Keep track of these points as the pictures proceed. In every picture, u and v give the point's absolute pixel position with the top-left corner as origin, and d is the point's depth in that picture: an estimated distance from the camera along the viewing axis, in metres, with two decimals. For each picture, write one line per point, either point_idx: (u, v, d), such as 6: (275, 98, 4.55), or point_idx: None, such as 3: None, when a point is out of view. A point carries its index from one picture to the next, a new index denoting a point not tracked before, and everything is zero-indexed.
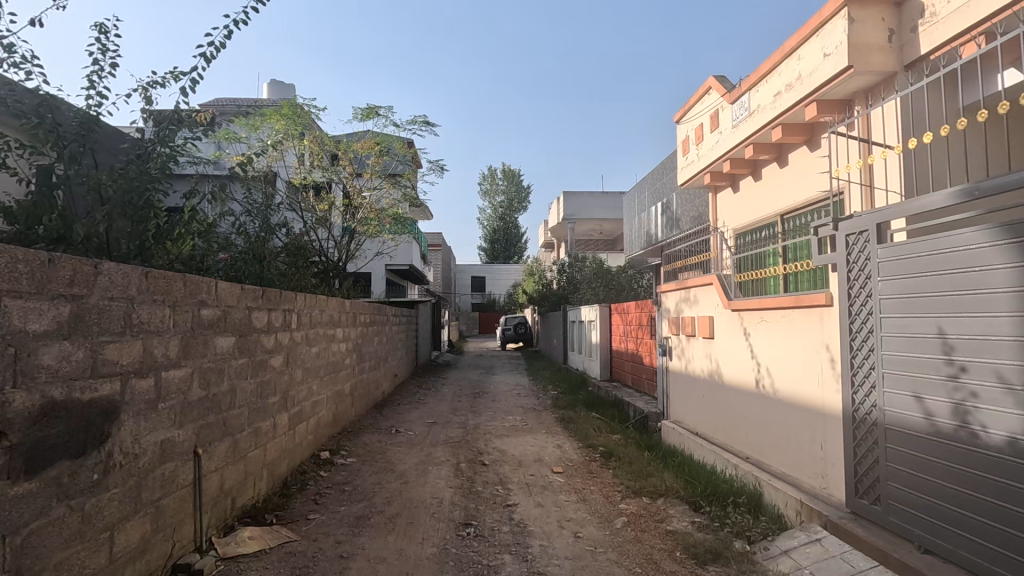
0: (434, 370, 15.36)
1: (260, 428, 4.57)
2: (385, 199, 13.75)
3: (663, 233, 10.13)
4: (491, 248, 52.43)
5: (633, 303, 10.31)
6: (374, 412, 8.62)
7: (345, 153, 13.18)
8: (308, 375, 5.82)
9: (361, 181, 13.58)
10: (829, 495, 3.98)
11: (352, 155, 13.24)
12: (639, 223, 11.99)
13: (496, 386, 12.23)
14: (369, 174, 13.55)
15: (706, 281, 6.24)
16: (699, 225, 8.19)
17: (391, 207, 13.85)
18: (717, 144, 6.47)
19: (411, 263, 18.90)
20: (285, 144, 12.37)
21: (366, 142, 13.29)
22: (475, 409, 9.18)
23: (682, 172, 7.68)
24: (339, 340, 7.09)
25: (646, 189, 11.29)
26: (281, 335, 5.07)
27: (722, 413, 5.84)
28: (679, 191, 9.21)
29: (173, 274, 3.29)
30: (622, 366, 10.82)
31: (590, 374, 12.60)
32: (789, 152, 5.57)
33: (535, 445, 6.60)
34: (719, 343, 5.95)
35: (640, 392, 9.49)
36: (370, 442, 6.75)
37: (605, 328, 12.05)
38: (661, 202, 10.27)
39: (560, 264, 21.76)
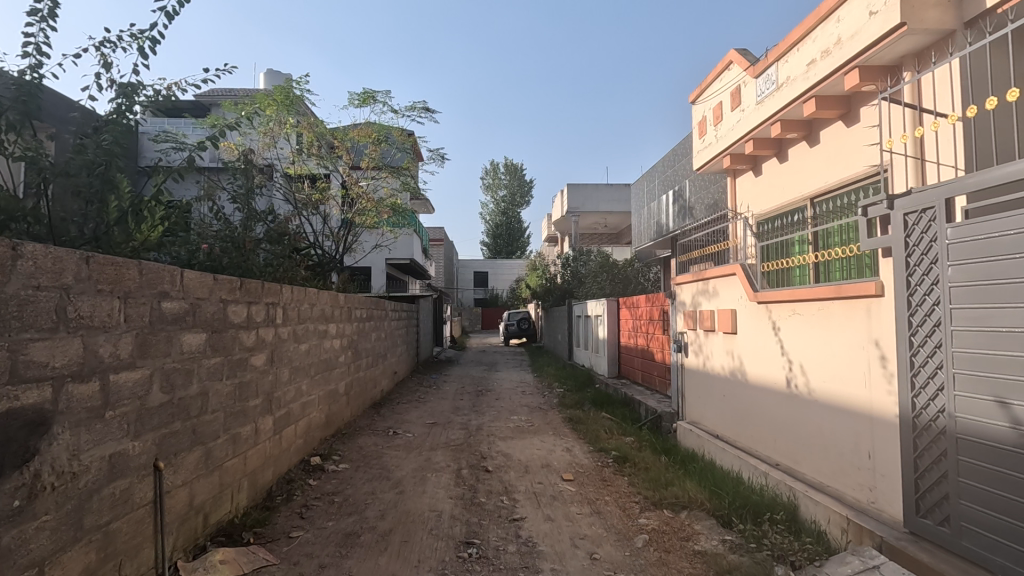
0: (435, 367, 14.91)
1: (239, 435, 4.12)
2: (383, 189, 13.28)
3: (674, 223, 9.65)
4: (494, 243, 51.94)
5: (643, 297, 9.84)
6: (371, 412, 8.18)
7: (341, 142, 12.71)
8: (296, 374, 5.37)
9: (359, 170, 13.10)
10: (879, 511, 3.51)
11: (349, 144, 12.78)
12: (648, 213, 11.48)
13: (499, 383, 11.78)
14: (366, 163, 13.06)
15: (728, 272, 5.75)
16: (715, 213, 7.70)
17: (390, 197, 13.39)
18: (739, 123, 5.97)
19: (411, 258, 18.40)
20: (278, 131, 11.89)
21: (364, 130, 12.80)
22: (478, 408, 8.73)
23: (698, 156, 7.18)
24: (332, 337, 6.64)
25: (657, 178, 10.80)
26: (264, 331, 4.61)
27: (745, 415, 5.38)
28: (694, 177, 8.70)
29: (125, 261, 2.83)
30: (632, 363, 10.34)
31: (598, 371, 12.14)
32: (821, 129, 5.09)
33: (542, 448, 6.15)
34: (743, 339, 5.47)
35: (651, 390, 9.02)
36: (366, 445, 6.31)
37: (614, 323, 11.57)
38: (672, 190, 9.80)
39: (565, 258, 21.26)
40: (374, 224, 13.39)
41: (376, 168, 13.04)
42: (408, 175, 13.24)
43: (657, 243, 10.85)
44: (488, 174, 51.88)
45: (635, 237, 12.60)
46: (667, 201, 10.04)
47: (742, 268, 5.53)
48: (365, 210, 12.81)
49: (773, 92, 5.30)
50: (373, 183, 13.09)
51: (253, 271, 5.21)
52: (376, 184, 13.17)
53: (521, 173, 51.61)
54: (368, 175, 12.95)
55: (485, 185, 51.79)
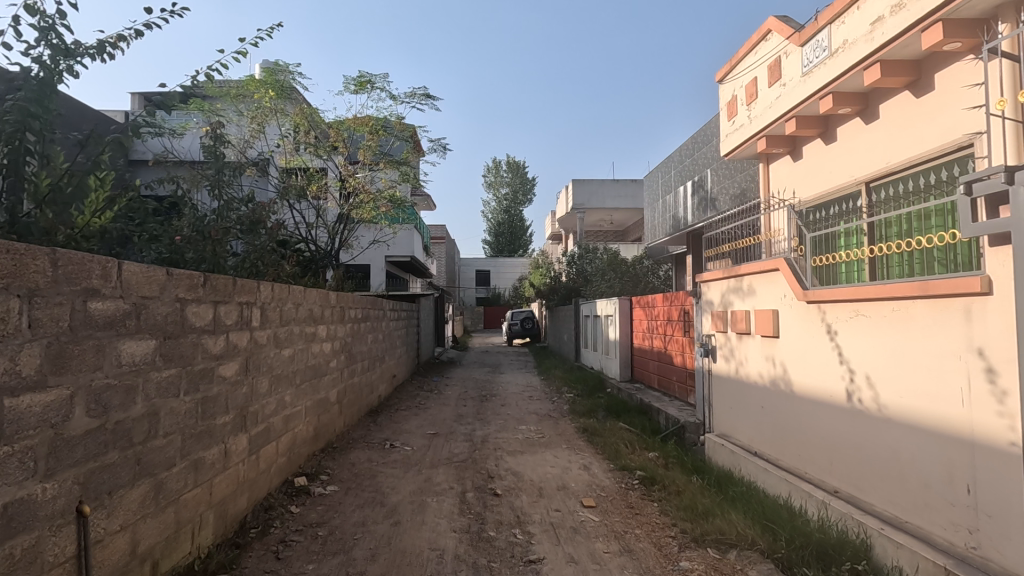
0: (436, 369, 14.24)
1: (202, 460, 3.46)
2: (381, 180, 12.51)
3: (694, 217, 8.97)
4: (496, 242, 51.28)
5: (659, 296, 9.17)
6: (367, 421, 7.52)
7: (337, 131, 11.98)
8: (277, 384, 4.70)
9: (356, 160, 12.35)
10: (984, 560, 2.84)
11: (345, 133, 12.04)
12: (662, 206, 10.81)
13: (504, 388, 11.11)
14: (365, 153, 12.28)
15: (768, 268, 5.07)
16: (741, 205, 7.06)
17: (389, 189, 12.63)
18: (780, 99, 5.30)
19: (411, 255, 17.75)
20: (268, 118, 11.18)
21: (360, 118, 12.02)
22: (483, 417, 8.07)
23: (727, 141, 6.53)
24: (322, 340, 5.97)
25: (672, 169, 10.14)
26: (237, 335, 3.95)
27: (790, 431, 4.70)
28: (717, 166, 8.03)
29: (31, 249, 2.16)
30: (648, 367, 9.65)
31: (608, 374, 11.47)
32: (881, 103, 4.48)
33: (556, 466, 5.47)
34: (787, 344, 4.79)
35: (670, 397, 8.36)
36: (359, 461, 5.64)
37: (626, 324, 10.88)
38: (691, 181, 9.12)
39: (570, 255, 20.60)
40: (372, 218, 12.68)
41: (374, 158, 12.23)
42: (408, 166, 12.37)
43: (673, 238, 10.17)
44: (490, 171, 51.22)
45: (647, 232, 11.94)
46: (685, 193, 9.37)
47: (786, 262, 4.83)
48: (361, 204, 12.04)
49: (825, 61, 4.64)
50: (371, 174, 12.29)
51: (229, 264, 4.57)
52: (373, 176, 12.39)
53: (523, 170, 50.97)
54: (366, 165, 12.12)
55: (486, 183, 51.13)
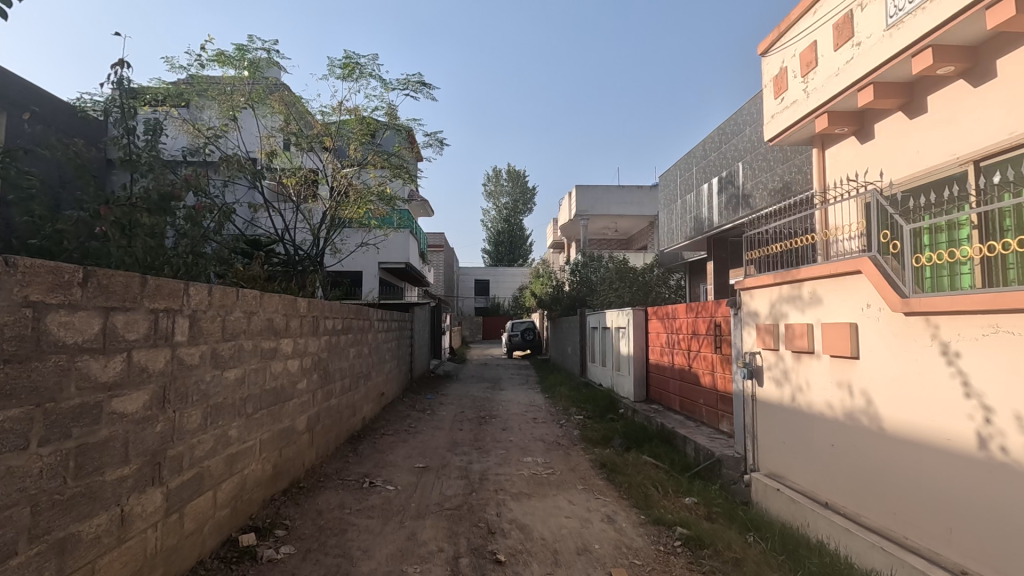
0: (430, 385, 13.14)
1: (76, 536, 2.39)
2: (370, 176, 11.45)
3: (721, 218, 7.96)
4: (495, 251, 50.32)
5: (682, 306, 8.12)
6: (346, 450, 6.44)
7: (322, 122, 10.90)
8: (217, 416, 3.63)
9: (343, 155, 11.29)
10: None
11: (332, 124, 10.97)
12: (681, 208, 9.82)
13: (505, 407, 10.04)
14: (354, 148, 11.22)
15: (842, 271, 4.02)
16: (785, 200, 6.07)
17: (380, 185, 11.56)
18: (852, 63, 4.30)
19: (406, 261, 16.71)
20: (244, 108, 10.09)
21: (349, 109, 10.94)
22: (482, 445, 7.00)
23: (772, 123, 5.54)
24: (286, 356, 4.91)
25: (693, 166, 9.16)
26: (148, 354, 2.89)
27: (879, 480, 3.66)
28: (752, 159, 7.03)
29: None
30: (668, 388, 8.56)
31: (620, 392, 10.41)
32: (1000, 56, 3.49)
33: (572, 516, 4.40)
34: (871, 368, 3.76)
35: (696, 422, 7.30)
36: (328, 508, 4.55)
37: (641, 337, 9.82)
38: (717, 178, 8.13)
39: (574, 263, 19.63)
40: (361, 217, 11.68)
41: (363, 153, 11.15)
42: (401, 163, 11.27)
43: (694, 242, 9.17)
44: (490, 179, 50.43)
45: (662, 238, 10.92)
46: (710, 191, 8.38)
47: (871, 261, 3.73)
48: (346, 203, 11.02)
49: (925, 4, 3.61)
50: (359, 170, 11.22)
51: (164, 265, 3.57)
52: (361, 173, 11.35)
53: (523, 179, 50.18)
54: (354, 161, 11.06)
55: (486, 191, 50.31)
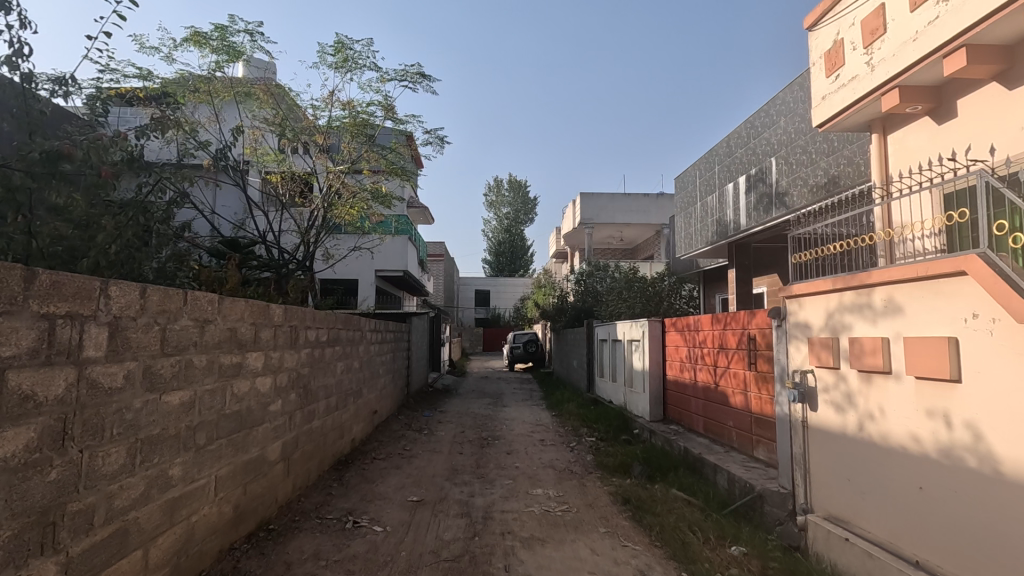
0: (428, 400, 12.33)
1: None
2: (365, 175, 10.66)
3: (750, 220, 7.22)
4: (496, 261, 49.61)
5: (706, 317, 7.37)
6: (329, 480, 5.63)
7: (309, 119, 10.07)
8: (151, 452, 2.85)
9: (336, 152, 10.56)
10: None
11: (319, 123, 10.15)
12: (700, 211, 9.09)
13: (510, 427, 9.22)
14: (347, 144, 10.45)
15: (938, 273, 3.25)
16: (832, 195, 5.34)
17: (375, 184, 10.77)
18: (937, 23, 3.59)
19: (405, 269, 15.98)
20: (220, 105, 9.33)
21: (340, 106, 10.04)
22: (485, 473, 6.19)
23: (823, 105, 4.83)
24: (255, 373, 4.13)
25: (714, 166, 8.45)
26: (38, 377, 2.12)
27: (997, 541, 2.88)
28: (789, 152, 6.30)
29: None
30: (691, 407, 7.78)
31: (634, 410, 9.61)
32: None
33: (597, 572, 3.59)
34: (981, 396, 2.99)
35: (726, 447, 6.50)
36: (300, 560, 3.74)
37: (658, 351, 9.06)
38: (744, 176, 7.41)
39: (580, 273, 18.90)
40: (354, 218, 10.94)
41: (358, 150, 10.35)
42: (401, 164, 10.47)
43: (717, 247, 8.43)
44: (491, 189, 49.84)
45: (678, 244, 10.18)
46: (736, 191, 7.65)
47: (980, 258, 2.98)
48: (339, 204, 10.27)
49: None
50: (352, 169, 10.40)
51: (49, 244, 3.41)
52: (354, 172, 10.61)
53: (525, 189, 49.61)
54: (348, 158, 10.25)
55: (487, 201, 49.69)
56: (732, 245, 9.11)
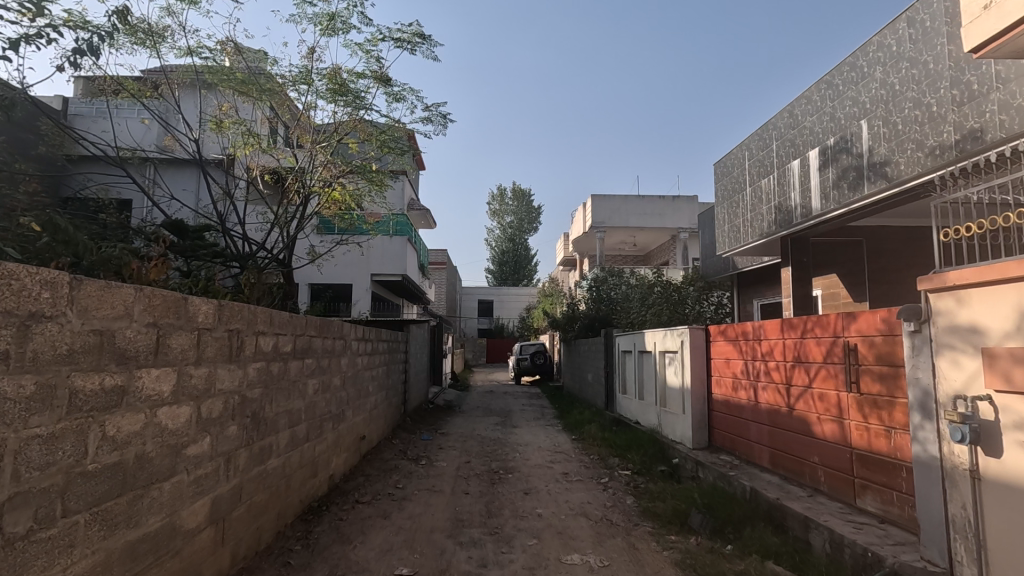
0: (429, 420, 10.86)
1: None
2: (352, 149, 9.42)
3: (827, 202, 5.81)
4: (499, 270, 48.25)
5: (773, 323, 5.96)
6: (291, 542, 4.16)
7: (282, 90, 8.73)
8: None
9: (320, 129, 9.36)
10: None
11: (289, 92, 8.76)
12: (749, 198, 7.70)
13: (525, 455, 7.75)
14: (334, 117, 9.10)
15: None
16: (977, 157, 3.93)
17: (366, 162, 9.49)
18: None
19: (404, 273, 14.62)
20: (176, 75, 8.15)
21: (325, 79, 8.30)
22: (502, 526, 4.71)
23: (976, 27, 3.42)
24: (159, 401, 2.70)
25: (770, 142, 7.07)
26: None
27: None
28: (891, 111, 4.92)
29: None
30: (750, 435, 6.33)
31: (671, 434, 8.14)
32: None
33: None
34: None
35: (812, 492, 5.03)
36: None
37: (702, 365, 7.62)
38: (818, 149, 6.01)
39: (594, 279, 17.47)
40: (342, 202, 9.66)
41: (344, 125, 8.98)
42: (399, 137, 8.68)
43: (774, 239, 7.02)
44: (495, 196, 48.67)
45: (719, 240, 8.78)
46: (805, 169, 6.25)
47: None
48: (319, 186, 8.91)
49: None
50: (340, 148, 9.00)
51: None
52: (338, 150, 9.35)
53: (529, 196, 48.41)
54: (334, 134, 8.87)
55: (490, 209, 48.51)
56: (787, 238, 7.70)
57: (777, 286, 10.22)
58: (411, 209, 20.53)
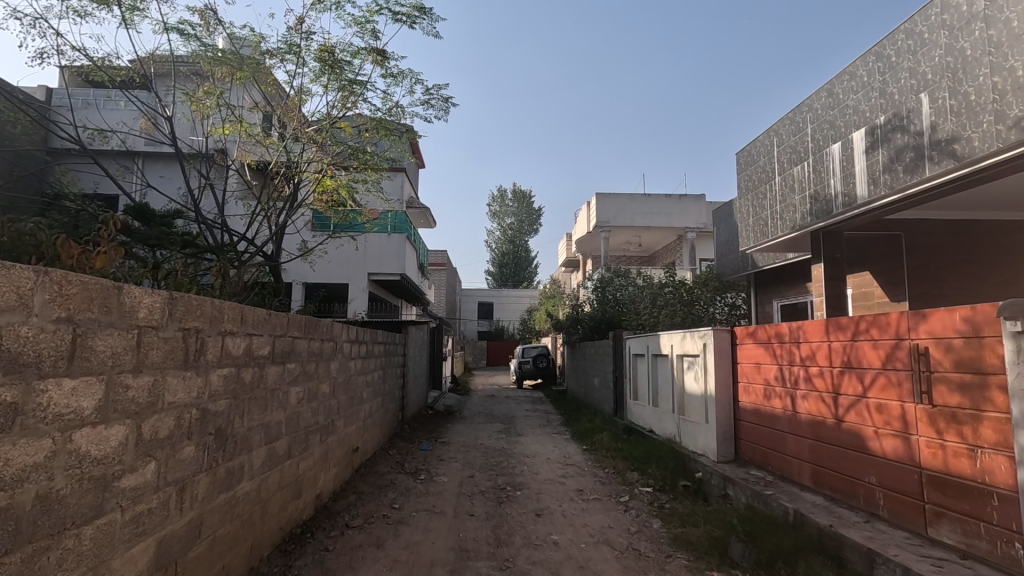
0: (428, 428, 10.21)
1: None
2: (345, 133, 9.18)
3: (876, 188, 5.19)
4: (500, 272, 47.60)
5: (813, 324, 5.33)
6: None
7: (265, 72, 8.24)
8: None
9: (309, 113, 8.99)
10: None
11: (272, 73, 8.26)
12: (777, 189, 7.09)
13: (534, 468, 7.11)
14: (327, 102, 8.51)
15: None
16: None
17: (359, 147, 9.33)
18: None
19: (403, 273, 13.96)
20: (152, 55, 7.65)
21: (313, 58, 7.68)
22: (514, 559, 4.05)
23: None
24: (75, 420, 2.06)
25: (804, 126, 6.46)
26: None
27: None
28: (960, 80, 4.29)
29: None
30: (786, 449, 5.68)
31: (690, 445, 7.51)
32: None
33: None
34: None
35: (869, 518, 4.39)
36: None
37: (728, 371, 6.97)
38: (864, 129, 5.39)
39: (600, 279, 16.84)
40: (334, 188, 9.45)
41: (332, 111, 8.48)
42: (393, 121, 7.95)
43: (807, 232, 6.41)
44: (494, 197, 48.11)
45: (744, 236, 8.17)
46: (848, 153, 5.63)
47: None
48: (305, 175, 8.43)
49: None
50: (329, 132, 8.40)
51: None
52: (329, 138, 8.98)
53: (529, 198, 47.83)
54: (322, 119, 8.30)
55: (490, 210, 47.94)
56: (820, 232, 7.08)
57: (800, 286, 9.59)
58: (410, 207, 19.94)
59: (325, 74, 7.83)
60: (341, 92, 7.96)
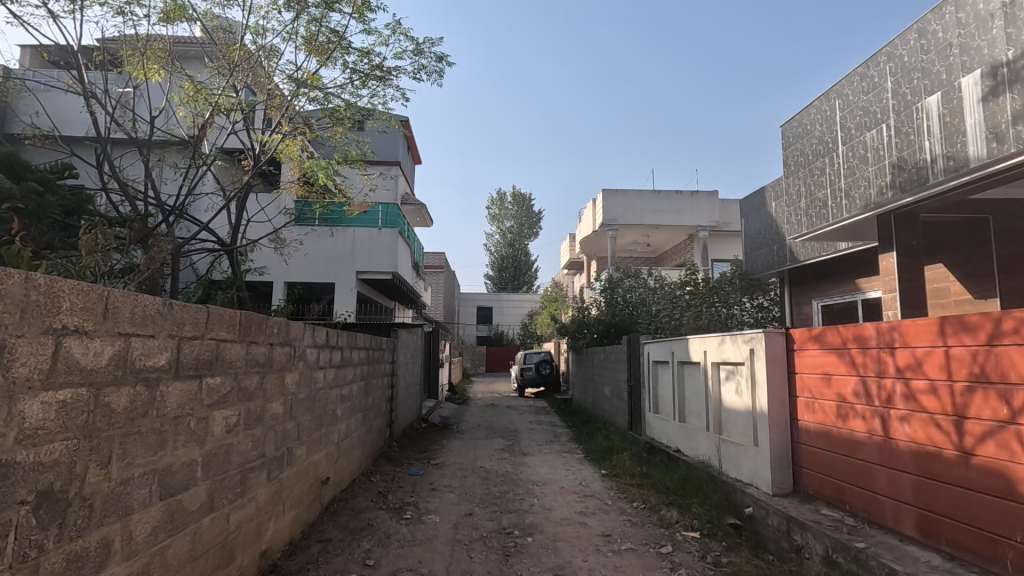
0: (421, 446, 8.93)
1: None
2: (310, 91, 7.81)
3: (1002, 144, 3.94)
4: (499, 276, 46.34)
5: (917, 322, 4.07)
6: None
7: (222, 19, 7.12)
8: None
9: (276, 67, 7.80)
10: None
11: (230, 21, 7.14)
12: (839, 162, 5.88)
13: (546, 501, 5.83)
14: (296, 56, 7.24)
15: None
16: None
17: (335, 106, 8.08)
18: None
19: (395, 271, 12.69)
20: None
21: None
22: None
23: None
24: None
25: (881, 81, 5.24)
26: None
27: None
28: None
29: None
30: (875, 486, 4.41)
31: (733, 471, 6.25)
32: None
33: None
34: None
35: None
36: None
37: (784, 382, 5.69)
38: (980, 71, 4.16)
39: (608, 279, 15.60)
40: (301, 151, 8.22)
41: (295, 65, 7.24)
42: (375, 78, 6.64)
43: (885, 209, 5.19)
44: (494, 199, 46.86)
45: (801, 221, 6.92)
46: (952, 104, 4.39)
47: None
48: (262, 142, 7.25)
49: None
50: (298, 90, 7.10)
51: None
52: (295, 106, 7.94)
53: (529, 200, 46.60)
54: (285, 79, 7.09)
55: (489, 213, 46.72)
56: (893, 214, 5.85)
57: (846, 284, 8.33)
58: (404, 203, 18.71)
59: (290, 14, 6.55)
60: (310, 38, 6.66)
